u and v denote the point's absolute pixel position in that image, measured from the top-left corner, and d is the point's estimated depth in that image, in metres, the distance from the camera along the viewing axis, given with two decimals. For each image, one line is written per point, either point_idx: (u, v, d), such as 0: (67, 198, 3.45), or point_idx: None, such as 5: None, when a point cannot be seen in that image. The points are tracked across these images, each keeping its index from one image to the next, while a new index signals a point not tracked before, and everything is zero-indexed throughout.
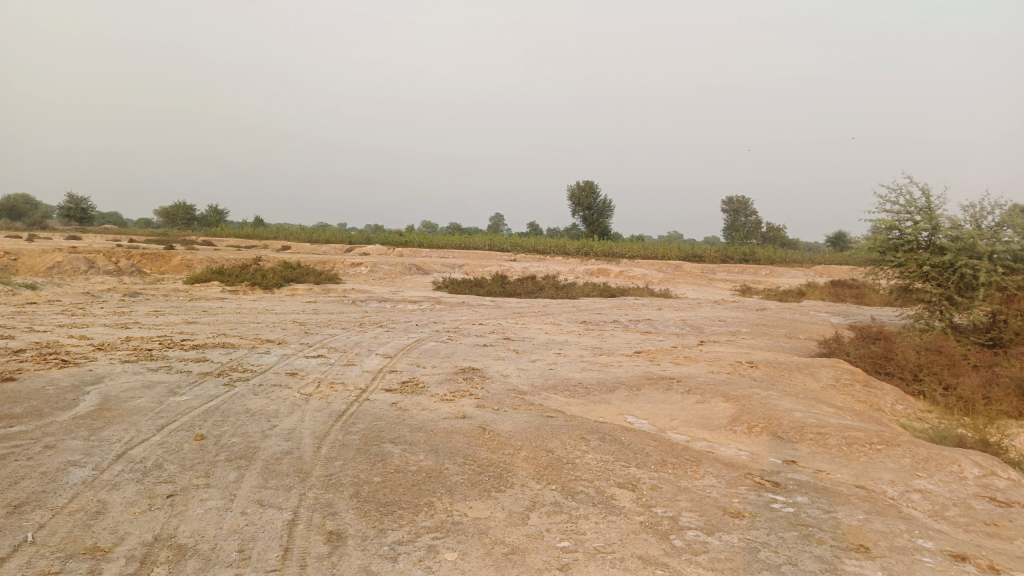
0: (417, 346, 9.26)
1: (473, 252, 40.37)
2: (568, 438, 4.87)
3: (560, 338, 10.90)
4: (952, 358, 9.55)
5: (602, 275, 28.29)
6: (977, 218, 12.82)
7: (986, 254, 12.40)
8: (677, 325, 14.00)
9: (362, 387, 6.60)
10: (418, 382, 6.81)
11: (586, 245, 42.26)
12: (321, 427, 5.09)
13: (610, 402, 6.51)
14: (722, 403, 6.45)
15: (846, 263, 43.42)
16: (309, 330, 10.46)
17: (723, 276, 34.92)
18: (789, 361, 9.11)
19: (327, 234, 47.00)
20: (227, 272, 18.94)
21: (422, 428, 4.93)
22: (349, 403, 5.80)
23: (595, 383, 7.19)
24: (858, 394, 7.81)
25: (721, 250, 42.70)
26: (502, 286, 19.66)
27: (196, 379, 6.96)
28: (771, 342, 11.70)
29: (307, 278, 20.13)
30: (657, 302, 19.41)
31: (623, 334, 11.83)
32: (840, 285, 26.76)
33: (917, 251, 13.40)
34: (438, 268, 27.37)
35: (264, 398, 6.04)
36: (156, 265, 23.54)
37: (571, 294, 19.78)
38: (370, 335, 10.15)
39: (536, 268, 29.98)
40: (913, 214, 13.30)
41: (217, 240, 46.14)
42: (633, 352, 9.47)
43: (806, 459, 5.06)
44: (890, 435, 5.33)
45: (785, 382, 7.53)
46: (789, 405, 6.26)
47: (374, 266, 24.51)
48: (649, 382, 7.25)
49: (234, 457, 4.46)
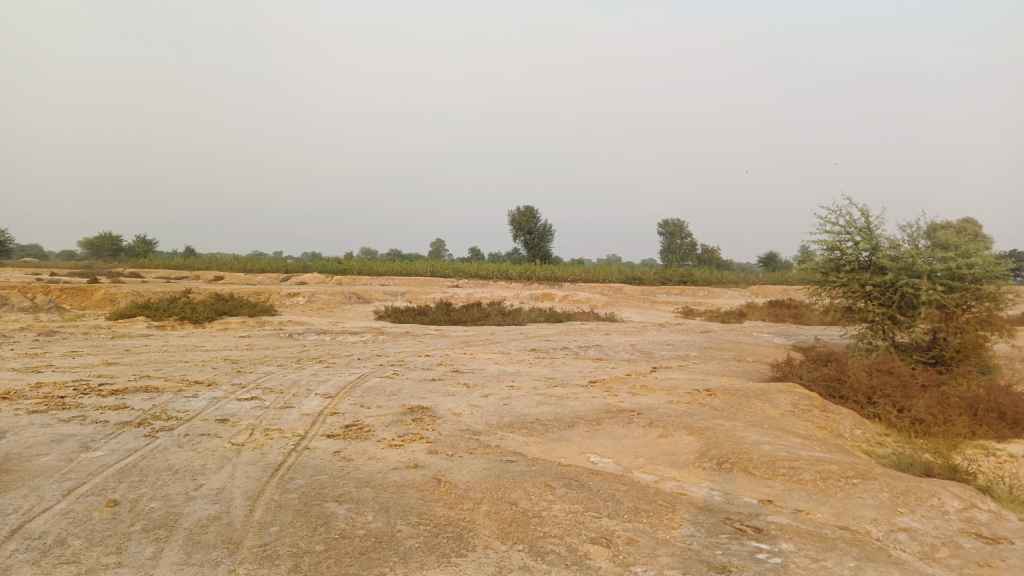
0: (360, 383, 8.72)
1: (415, 279, 39.72)
2: (531, 486, 4.45)
3: (511, 368, 10.50)
4: (903, 378, 9.55)
5: (546, 300, 28.10)
6: (914, 237, 13.09)
7: (925, 273, 12.65)
8: (627, 351, 13.79)
9: (301, 433, 6.04)
10: (363, 425, 6.29)
11: (528, 270, 42.12)
12: (253, 484, 4.52)
13: (570, 441, 6.12)
14: (686, 437, 6.15)
15: (780, 283, 44.51)
16: (242, 368, 9.78)
17: (664, 298, 35.21)
18: (745, 386, 8.92)
19: (263, 263, 45.58)
20: (154, 306, 17.90)
21: (370, 482, 4.44)
22: (287, 454, 5.25)
23: (552, 418, 6.81)
24: (818, 420, 7.65)
25: (660, 272, 43.19)
26: (446, 314, 19.18)
27: (113, 429, 6.25)
28: (722, 367, 11.55)
29: (240, 310, 19.21)
30: (604, 326, 19.23)
31: (574, 362, 11.51)
32: (779, 305, 27.19)
33: (859, 271, 13.63)
34: (379, 297, 26.70)
35: (189, 452, 5.42)
36: (76, 300, 22.17)
37: (517, 321, 19.43)
38: (309, 373, 9.53)
39: (479, 294, 29.59)
40: (853, 234, 13.53)
41: (145, 271, 44.19)
42: (587, 381, 9.13)
43: (782, 498, 4.76)
44: (865, 467, 5.10)
45: (746, 411, 7.29)
46: (756, 436, 5.99)
47: (312, 296, 23.68)
48: (608, 416, 6.90)
49: (151, 527, 3.87)
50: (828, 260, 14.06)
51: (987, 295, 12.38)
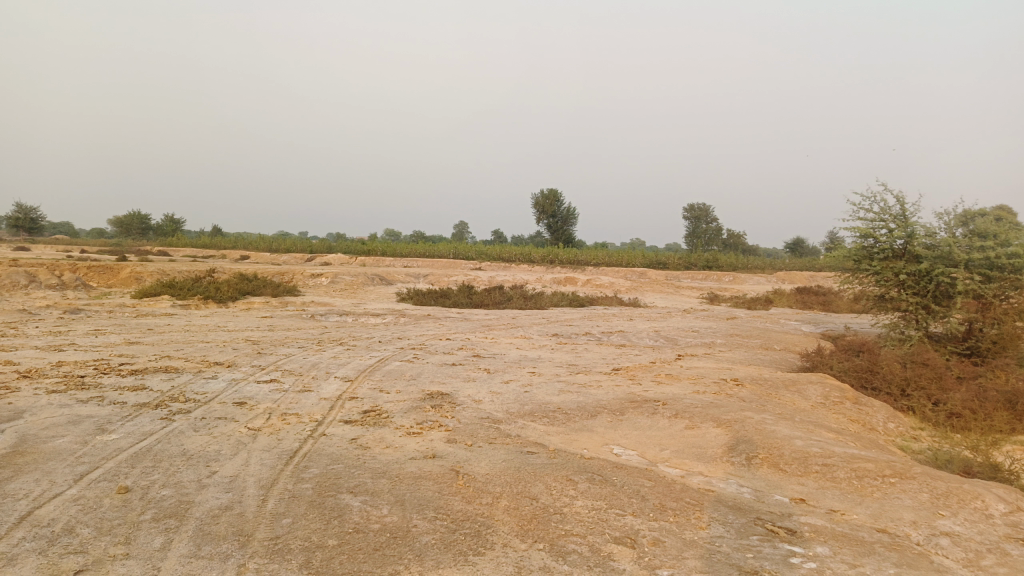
0: (380, 367, 8.60)
1: (438, 261, 39.66)
2: (553, 480, 4.29)
3: (533, 354, 10.33)
4: (938, 370, 9.23)
5: (569, 284, 27.87)
6: (951, 224, 12.64)
7: (963, 262, 12.22)
8: (650, 337, 13.56)
9: (318, 418, 5.94)
10: (381, 412, 6.17)
11: (551, 253, 41.85)
12: (267, 473, 4.41)
13: (593, 431, 5.95)
14: (713, 429, 5.94)
15: (807, 269, 43.79)
16: (262, 350, 9.72)
17: (689, 284, 34.77)
18: (774, 376, 8.67)
19: (287, 243, 45.76)
20: (178, 286, 17.98)
21: (386, 473, 4.30)
22: (303, 441, 5.15)
23: (574, 407, 6.63)
24: (850, 412, 7.39)
25: (685, 257, 42.67)
26: (468, 297, 19.04)
27: (130, 412, 6.19)
28: (749, 355, 11.28)
29: (263, 291, 19.25)
30: (627, 311, 18.97)
31: (597, 348, 11.32)
32: (806, 292, 26.71)
33: (893, 259, 13.22)
34: (401, 278, 26.64)
35: (204, 437, 5.33)
36: (103, 278, 22.39)
37: (540, 305, 19.24)
38: (329, 355, 9.44)
39: (502, 277, 29.42)
40: (888, 221, 13.11)
41: (172, 250, 44.62)
42: (610, 369, 8.94)
43: (815, 497, 4.54)
44: (903, 466, 4.86)
45: (775, 403, 7.06)
46: (787, 430, 5.77)
47: (335, 277, 23.68)
48: (632, 405, 6.71)
49: (161, 516, 3.76)
50: (860, 248, 13.66)
51: None
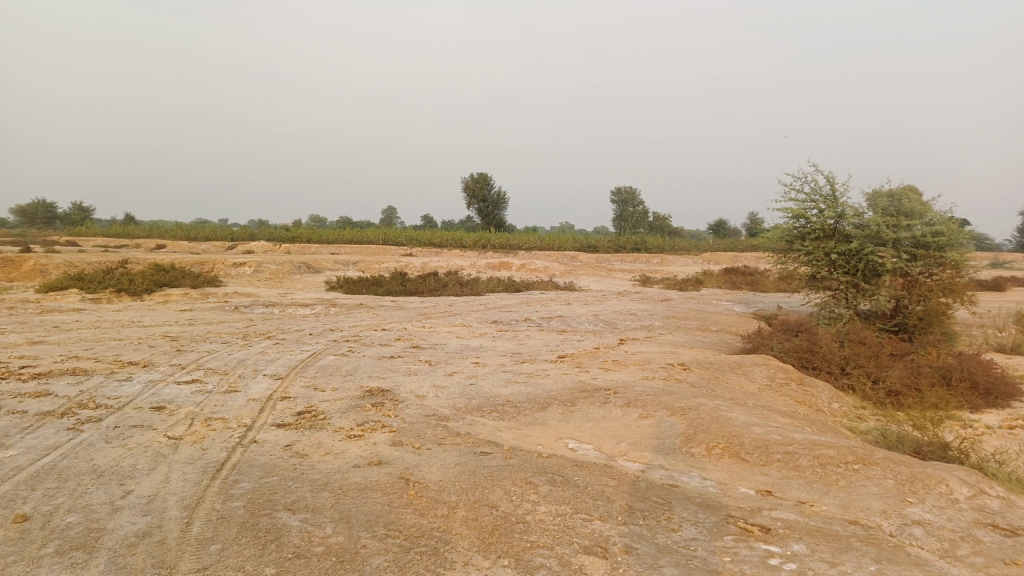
0: (312, 362, 8.09)
1: (367, 248, 38.73)
2: (512, 484, 3.97)
3: (473, 342, 9.98)
4: (874, 348, 9.38)
5: (503, 268, 27.60)
6: (878, 205, 12.94)
7: (890, 241, 12.53)
8: (590, 321, 13.40)
9: (248, 423, 5.44)
10: (317, 413, 5.72)
11: (482, 238, 41.48)
12: (191, 490, 3.92)
13: (546, 425, 5.65)
14: (669, 418, 5.74)
15: (730, 250, 44.90)
16: (183, 346, 9.05)
17: (620, 266, 35.08)
18: (719, 359, 8.59)
19: (207, 231, 43.77)
20: (88, 278, 16.77)
21: (327, 485, 3.89)
22: (231, 451, 4.67)
23: (523, 399, 6.32)
24: (797, 394, 7.35)
25: (614, 239, 43.02)
26: (402, 285, 18.50)
27: (31, 422, 5.52)
28: (689, 337, 11.24)
29: (182, 282, 18.19)
30: (563, 296, 18.82)
31: (538, 335, 11.05)
32: (733, 273, 27.22)
33: (823, 239, 13.47)
34: (330, 266, 25.76)
35: (118, 449, 4.77)
36: (3, 272, 20.76)
37: (475, 291, 18.86)
38: (257, 351, 8.84)
39: (434, 262, 28.87)
40: (818, 202, 13.35)
41: (82, 240, 42.10)
42: (555, 356, 8.68)
43: (781, 488, 4.38)
44: (864, 452, 4.75)
45: (725, 387, 6.94)
46: (744, 416, 5.61)
47: (260, 265, 22.68)
48: (583, 395, 6.45)
49: (66, 548, 3.23)
50: (792, 229, 13.90)
51: (950, 262, 12.28)
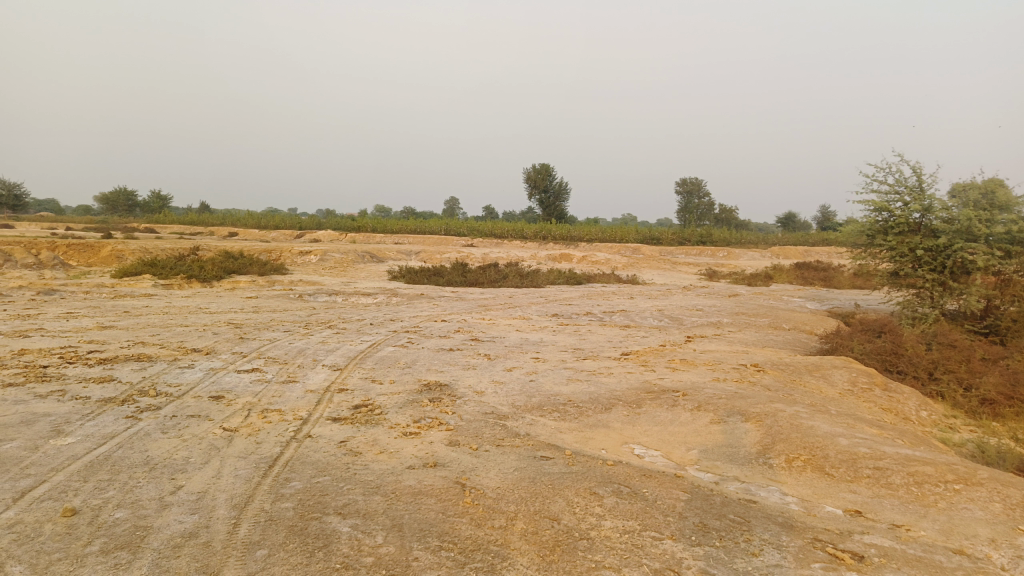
0: (372, 353, 7.98)
1: (430, 238, 38.91)
2: (575, 494, 3.69)
3: (534, 336, 9.72)
4: (966, 352, 8.70)
5: (565, 260, 27.25)
6: (970, 197, 12.10)
7: (982, 237, 11.68)
8: (654, 316, 12.97)
9: (304, 416, 5.33)
10: (373, 407, 5.56)
11: (544, 229, 41.14)
12: (241, 488, 3.78)
13: (610, 428, 5.35)
14: (743, 425, 5.36)
15: (800, 244, 43.33)
16: (246, 334, 9.08)
17: (685, 259, 34.19)
18: (795, 360, 8.09)
19: (277, 219, 44.76)
20: (161, 265, 17.23)
21: (380, 488, 3.69)
22: (285, 446, 4.54)
23: (586, 398, 6.03)
24: (881, 401, 6.83)
25: (679, 232, 42.06)
26: (463, 275, 18.39)
27: (93, 409, 5.52)
28: (760, 336, 10.71)
29: (249, 269, 18.51)
30: (627, 289, 18.37)
31: (601, 329, 10.72)
32: (805, 267, 26.18)
33: (908, 234, 12.67)
34: (393, 256, 25.90)
35: (173, 440, 4.70)
36: (84, 257, 21.57)
37: (536, 283, 18.60)
38: (317, 340, 8.80)
39: (496, 253, 28.70)
40: (903, 194, 12.57)
41: (160, 227, 43.68)
42: (619, 353, 8.35)
43: (873, 509, 3.96)
44: (967, 471, 4.28)
45: (803, 392, 6.49)
46: (828, 425, 5.17)
47: (324, 254, 22.94)
48: (649, 396, 6.12)
49: (111, 547, 3.11)
50: (874, 223, 13.14)
51: None
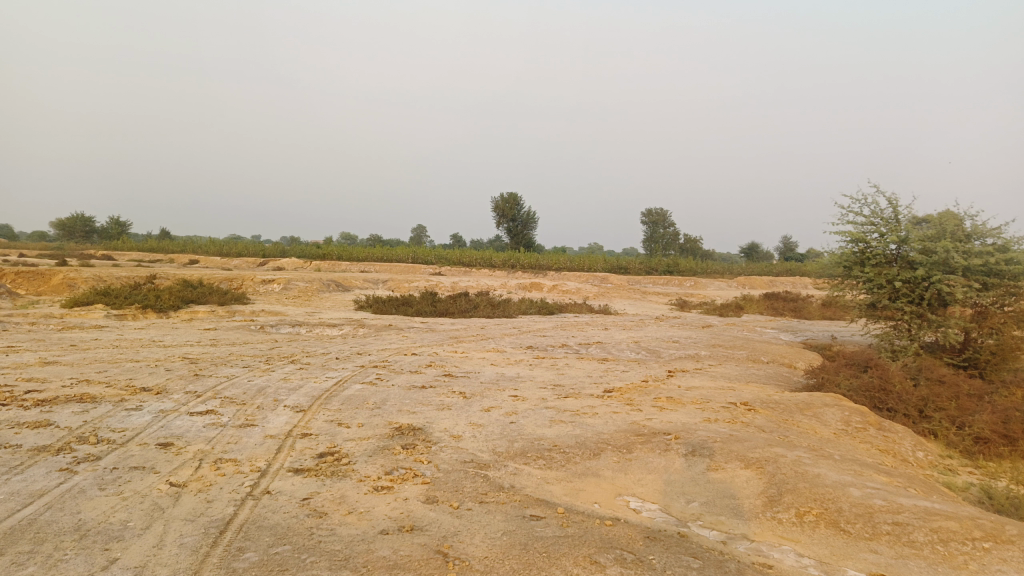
0: (338, 391, 7.44)
1: (397, 266, 38.36)
2: (573, 565, 3.23)
3: (510, 371, 9.28)
4: (955, 387, 8.46)
5: (535, 290, 26.92)
6: (946, 229, 12.04)
7: (960, 269, 11.61)
8: (631, 349, 12.60)
9: (262, 467, 4.79)
10: (340, 455, 5.04)
11: (512, 258, 40.83)
12: (187, 561, 3.25)
13: (601, 478, 4.92)
14: (743, 473, 4.97)
15: (764, 274, 43.71)
16: (202, 371, 8.47)
17: (654, 289, 34.13)
18: (784, 397, 7.77)
19: (239, 247, 43.76)
20: (114, 293, 16.43)
21: (349, 562, 3.19)
22: (240, 505, 4.01)
23: (572, 443, 5.58)
24: (878, 442, 6.51)
25: (645, 261, 42.10)
26: (432, 305, 17.89)
27: (22, 459, 4.91)
28: (741, 370, 10.40)
29: (209, 299, 17.77)
30: (599, 320, 18.04)
31: (579, 363, 10.32)
32: (774, 297, 26.19)
33: (885, 265, 12.56)
34: (359, 284, 25.28)
35: (112, 498, 4.14)
36: (33, 285, 20.59)
37: (508, 313, 18.17)
38: (279, 377, 8.22)
39: (465, 282, 28.24)
40: (879, 225, 12.51)
41: (118, 254, 42.35)
42: (601, 390, 7.93)
43: (899, 572, 3.57)
44: (993, 526, 3.92)
45: (799, 435, 6.13)
46: (835, 472, 4.80)
47: (288, 282, 22.25)
48: (639, 439, 5.70)
49: None
50: (851, 254, 13.03)
51: None
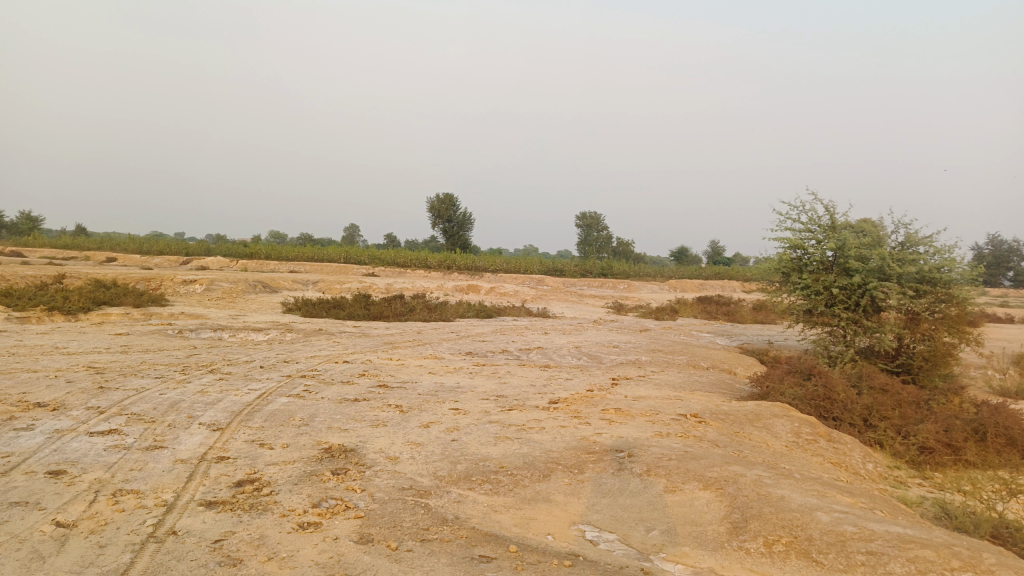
0: (261, 406, 6.81)
1: (328, 266, 37.24)
2: None
3: (449, 381, 8.80)
4: (897, 396, 8.43)
5: (472, 292, 26.46)
6: (881, 237, 12.20)
7: (894, 276, 11.76)
8: (572, 355, 12.30)
9: (169, 501, 4.18)
10: (262, 484, 4.48)
11: (448, 259, 40.24)
12: None
13: (553, 504, 4.51)
14: (703, 495, 4.65)
15: (696, 278, 44.47)
16: (107, 382, 7.66)
17: (590, 292, 34.10)
18: (732, 407, 7.55)
19: (161, 244, 41.62)
20: (16, 294, 15.12)
21: None
22: (138, 552, 3.41)
23: (520, 463, 5.17)
24: (830, 455, 6.34)
25: (580, 264, 42.17)
26: (365, 308, 17.21)
27: None
28: (685, 376, 10.21)
29: (124, 301, 16.61)
30: (538, 324, 17.69)
31: (520, 371, 9.92)
32: (708, 301, 26.52)
33: (822, 271, 12.66)
34: (287, 286, 24.23)
35: None
36: None
37: (444, 317, 17.64)
38: (195, 389, 7.50)
39: (399, 284, 27.53)
40: (817, 232, 12.60)
41: (27, 251, 39.65)
42: (546, 401, 7.53)
43: None
44: (971, 555, 3.69)
45: (754, 450, 5.88)
46: (799, 494, 4.53)
47: (212, 283, 21.12)
48: (591, 458, 5.33)
49: None
50: (789, 260, 13.08)
51: (959, 299, 11.50)
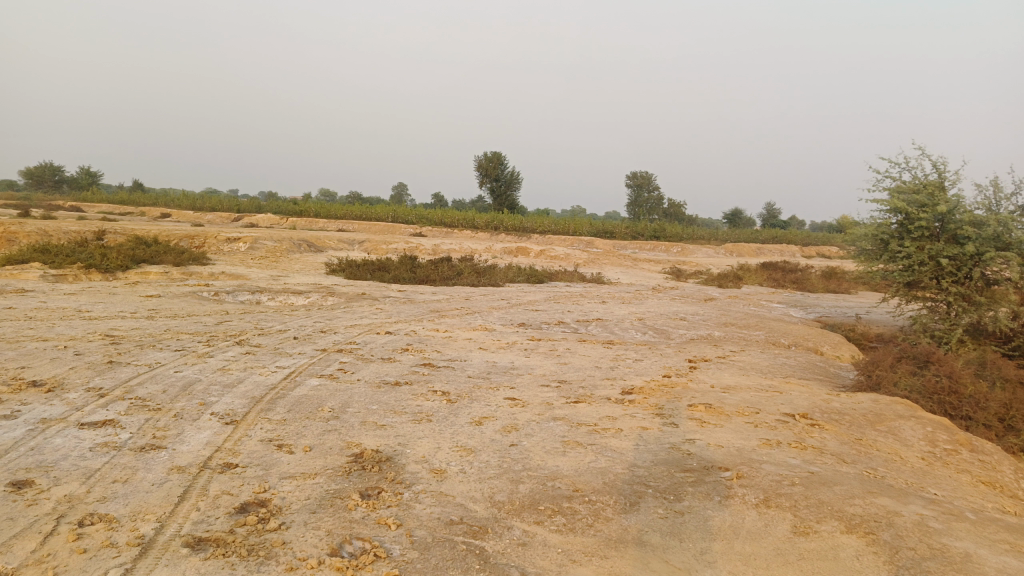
0: (287, 392, 5.81)
1: (376, 225, 36.46)
2: None
3: (502, 360, 7.71)
4: None
5: (521, 255, 25.31)
6: (998, 200, 10.54)
7: (1014, 245, 10.15)
8: (637, 328, 11.08)
9: (146, 537, 3.18)
10: (270, 513, 3.46)
11: (495, 219, 39.06)
12: None
13: (649, 551, 3.39)
14: (851, 543, 3.46)
15: (751, 241, 42.52)
16: (119, 356, 6.76)
17: (643, 256, 32.55)
18: (843, 402, 6.29)
19: (213, 200, 41.50)
20: (54, 251, 14.51)
21: None
22: None
23: (598, 484, 4.06)
24: (979, 473, 5.06)
25: (632, 226, 40.50)
26: (411, 271, 16.23)
27: None
28: (769, 358, 8.91)
29: (164, 259, 15.93)
30: (594, 291, 16.46)
31: (582, 348, 8.78)
32: (773, 267, 24.87)
33: (927, 239, 11.05)
34: (333, 244, 23.45)
35: None
36: None
37: (494, 281, 16.55)
38: (216, 367, 6.55)
39: (447, 245, 26.54)
40: (921, 195, 11.03)
41: (85, 206, 39.91)
42: (617, 390, 6.39)
43: None
44: None
45: (891, 471, 4.65)
46: (988, 554, 3.32)
47: (255, 241, 20.42)
48: (689, 479, 4.19)
49: None
50: (887, 227, 11.51)
51: None
